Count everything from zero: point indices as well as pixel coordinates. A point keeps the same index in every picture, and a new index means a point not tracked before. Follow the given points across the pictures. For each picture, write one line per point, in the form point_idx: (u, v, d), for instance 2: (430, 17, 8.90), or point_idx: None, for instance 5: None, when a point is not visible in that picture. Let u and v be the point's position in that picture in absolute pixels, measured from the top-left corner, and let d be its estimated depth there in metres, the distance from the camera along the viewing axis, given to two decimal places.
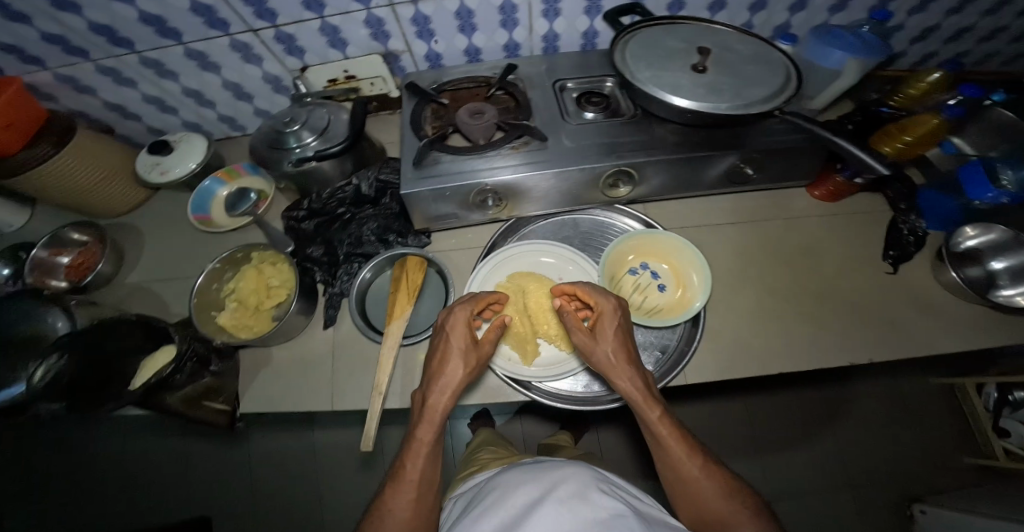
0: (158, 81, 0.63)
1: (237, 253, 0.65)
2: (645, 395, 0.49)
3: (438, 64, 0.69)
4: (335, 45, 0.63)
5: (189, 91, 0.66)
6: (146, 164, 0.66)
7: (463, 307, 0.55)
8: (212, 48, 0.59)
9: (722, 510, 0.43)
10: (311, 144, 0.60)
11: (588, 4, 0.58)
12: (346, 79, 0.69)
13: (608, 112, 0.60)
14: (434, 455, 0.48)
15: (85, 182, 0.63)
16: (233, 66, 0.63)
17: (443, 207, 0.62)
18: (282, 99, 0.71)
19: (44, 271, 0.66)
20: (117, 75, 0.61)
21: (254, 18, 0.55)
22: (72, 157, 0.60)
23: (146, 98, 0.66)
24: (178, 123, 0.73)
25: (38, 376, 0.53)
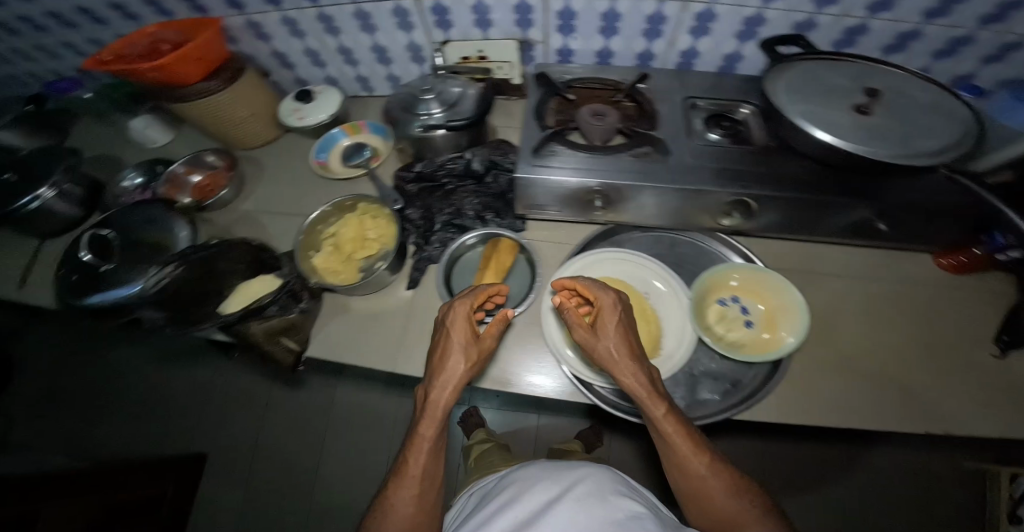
0: (322, 35, 0.70)
1: (347, 200, 0.69)
2: (650, 391, 0.46)
3: (565, 60, 0.71)
4: (480, 25, 0.67)
5: (342, 47, 0.72)
6: (287, 108, 0.74)
7: (463, 302, 0.51)
8: (379, 10, 0.64)
9: (729, 510, 0.44)
10: (436, 115, 0.64)
11: (744, 28, 0.58)
12: (477, 59, 0.72)
13: (735, 139, 0.58)
14: (436, 453, 0.49)
15: (236, 119, 0.71)
16: (388, 29, 0.69)
17: (549, 200, 0.62)
18: (415, 69, 0.77)
19: (176, 184, 0.73)
20: (294, 26, 0.67)
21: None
22: (231, 94, 0.67)
23: (306, 50, 0.73)
24: (321, 77, 0.79)
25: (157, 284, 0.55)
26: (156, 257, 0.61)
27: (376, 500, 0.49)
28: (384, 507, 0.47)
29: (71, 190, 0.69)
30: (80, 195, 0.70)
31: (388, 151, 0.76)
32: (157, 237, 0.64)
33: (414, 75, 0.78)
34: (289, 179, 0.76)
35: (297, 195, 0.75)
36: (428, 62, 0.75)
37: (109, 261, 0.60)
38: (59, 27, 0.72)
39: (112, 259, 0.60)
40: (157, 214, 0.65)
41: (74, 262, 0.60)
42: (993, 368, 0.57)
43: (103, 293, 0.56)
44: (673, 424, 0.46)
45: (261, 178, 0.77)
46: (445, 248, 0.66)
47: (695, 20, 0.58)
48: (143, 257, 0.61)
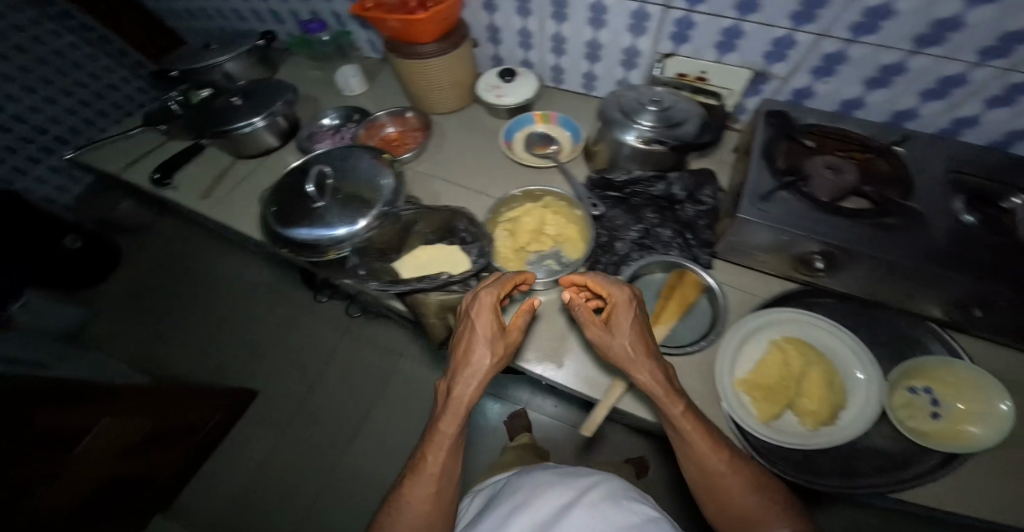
0: (546, 20, 0.70)
1: (538, 191, 0.69)
2: (667, 389, 0.48)
3: (798, 101, 0.66)
4: (719, 48, 0.63)
5: (556, 34, 0.72)
6: (488, 84, 0.77)
7: (490, 293, 0.54)
8: (619, 8, 0.63)
9: (749, 507, 0.45)
10: (647, 128, 0.61)
11: None
12: (695, 79, 0.68)
13: (998, 228, 0.51)
14: (456, 442, 0.51)
15: (436, 83, 0.79)
16: (615, 29, 0.66)
17: (757, 244, 0.58)
18: (619, 73, 0.74)
19: (371, 130, 0.84)
20: (524, 2, 0.69)
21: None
22: (447, 62, 0.75)
23: (521, 31, 0.74)
24: (519, 59, 0.80)
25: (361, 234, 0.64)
26: (369, 204, 0.66)
27: (396, 492, 0.51)
28: (402, 495, 0.50)
29: (276, 122, 0.86)
30: (282, 128, 0.89)
31: (577, 148, 0.74)
32: (366, 186, 0.68)
33: (614, 79, 0.75)
34: (465, 156, 0.80)
35: (470, 170, 0.78)
36: (640, 70, 0.72)
37: (331, 197, 0.67)
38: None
39: (336, 194, 0.67)
40: (372, 163, 0.71)
41: (287, 187, 0.71)
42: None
43: (319, 226, 0.64)
44: (689, 424, 0.47)
45: (438, 146, 0.82)
46: (628, 267, 0.62)
47: (1005, 90, 0.52)
48: (359, 200, 0.67)
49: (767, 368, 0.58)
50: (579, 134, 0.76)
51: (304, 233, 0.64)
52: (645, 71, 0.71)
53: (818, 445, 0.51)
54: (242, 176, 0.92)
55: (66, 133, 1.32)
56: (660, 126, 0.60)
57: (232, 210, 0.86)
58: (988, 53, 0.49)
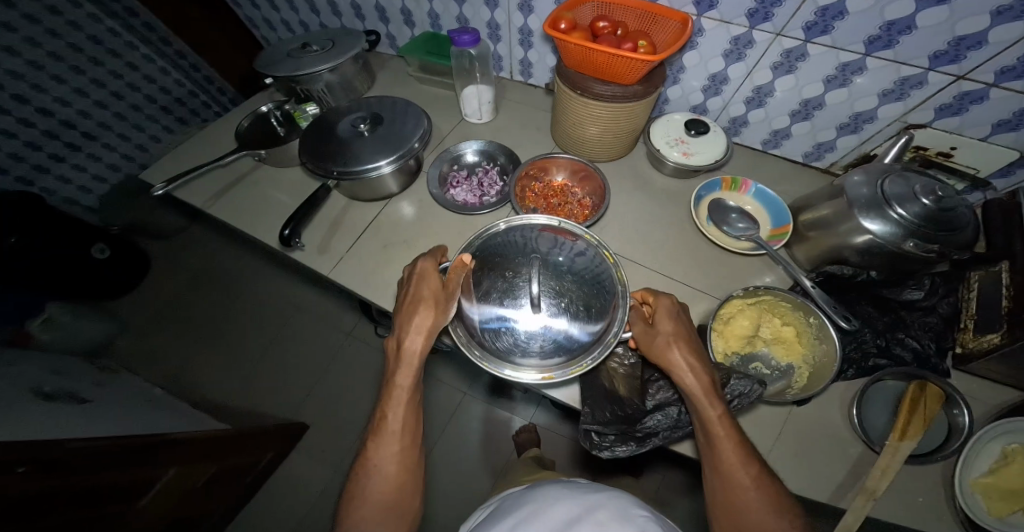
0: (764, 68, 0.68)
1: (759, 291, 0.65)
2: (704, 390, 0.52)
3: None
4: (997, 127, 0.58)
5: (764, 86, 0.70)
6: (669, 138, 0.76)
7: (429, 256, 0.63)
8: (882, 69, 0.60)
9: (767, 521, 0.46)
10: (896, 216, 0.54)
11: None
12: (937, 153, 0.65)
13: None
14: (412, 387, 0.59)
15: (616, 130, 0.76)
16: (862, 91, 0.63)
17: (1019, 370, 0.54)
18: (826, 135, 0.72)
19: (528, 175, 0.82)
20: (741, 47, 0.66)
21: (989, 70, 0.54)
22: (624, 110, 0.71)
23: (717, 76, 0.73)
24: (698, 104, 0.80)
25: (547, 346, 0.56)
26: (598, 315, 0.57)
27: (366, 452, 0.56)
28: (371, 458, 0.56)
29: (405, 164, 0.84)
30: (409, 171, 0.87)
31: (779, 231, 0.72)
32: (579, 287, 0.58)
33: (816, 140, 0.74)
34: (638, 219, 0.79)
35: (651, 238, 0.77)
36: (859, 136, 0.69)
37: (555, 301, 0.58)
38: None
39: (559, 298, 0.58)
40: (588, 254, 0.60)
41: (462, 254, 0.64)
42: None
43: (541, 339, 0.56)
44: (722, 428, 0.50)
45: (603, 206, 0.78)
46: (867, 377, 0.61)
47: None
48: (588, 307, 0.58)
49: (1008, 474, 0.51)
50: (773, 207, 0.74)
51: (481, 322, 0.58)
52: (866, 137, 0.69)
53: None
54: (362, 223, 0.88)
55: (93, 128, 1.29)
56: (932, 224, 0.52)
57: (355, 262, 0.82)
58: None
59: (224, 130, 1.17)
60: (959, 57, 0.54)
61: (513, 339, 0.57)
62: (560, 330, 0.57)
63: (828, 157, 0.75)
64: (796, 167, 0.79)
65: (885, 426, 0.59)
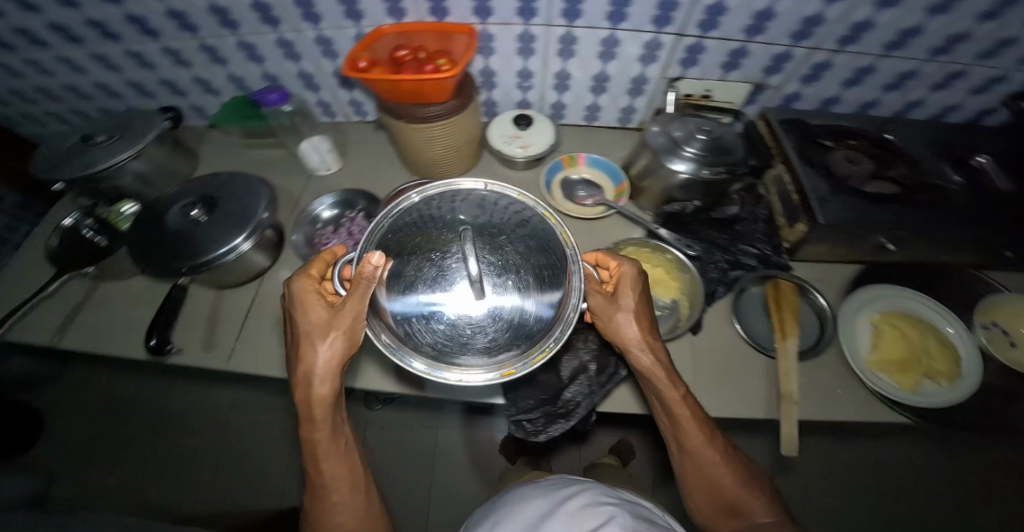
0: (553, 57, 0.73)
1: (619, 247, 0.73)
2: (672, 378, 0.52)
3: (788, 104, 0.74)
4: (726, 66, 0.69)
5: (561, 71, 0.76)
6: (505, 135, 0.79)
7: (306, 282, 0.51)
8: (630, 39, 0.67)
9: (735, 490, 0.52)
10: (689, 154, 0.63)
11: (982, 86, 0.65)
12: (700, 97, 0.76)
13: (977, 182, 0.64)
14: (335, 434, 0.52)
15: (454, 144, 0.76)
16: (625, 59, 0.71)
17: (827, 243, 0.66)
18: (624, 100, 0.80)
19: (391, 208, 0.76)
20: (529, 42, 0.70)
21: (694, 25, 0.63)
22: (451, 124, 0.71)
23: (522, 71, 0.77)
24: (518, 99, 0.84)
25: (495, 331, 0.44)
26: (554, 286, 0.44)
27: (313, 513, 0.53)
28: (322, 518, 0.53)
29: (264, 236, 0.76)
30: (271, 241, 0.79)
31: (622, 189, 0.78)
32: (524, 250, 0.47)
33: (619, 106, 0.82)
34: None
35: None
36: (645, 95, 0.78)
37: (498, 277, 0.46)
38: (277, 58, 0.74)
39: (502, 272, 0.46)
40: (526, 214, 0.48)
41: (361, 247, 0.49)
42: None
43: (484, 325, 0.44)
44: (687, 407, 0.53)
45: None
46: (736, 291, 0.69)
47: (945, 78, 0.64)
48: (540, 277, 0.46)
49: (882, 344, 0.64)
50: (610, 168, 0.80)
51: (405, 314, 0.43)
52: (651, 95, 0.78)
53: (965, 398, 0.58)
54: (244, 307, 0.80)
55: None
56: (712, 153, 0.63)
57: (242, 350, 0.75)
58: (937, 50, 0.60)
59: (34, 256, 0.97)
60: (670, 19, 0.62)
61: (445, 335, 0.43)
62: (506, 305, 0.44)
63: (635, 117, 0.84)
64: (618, 131, 0.88)
65: (766, 329, 0.68)
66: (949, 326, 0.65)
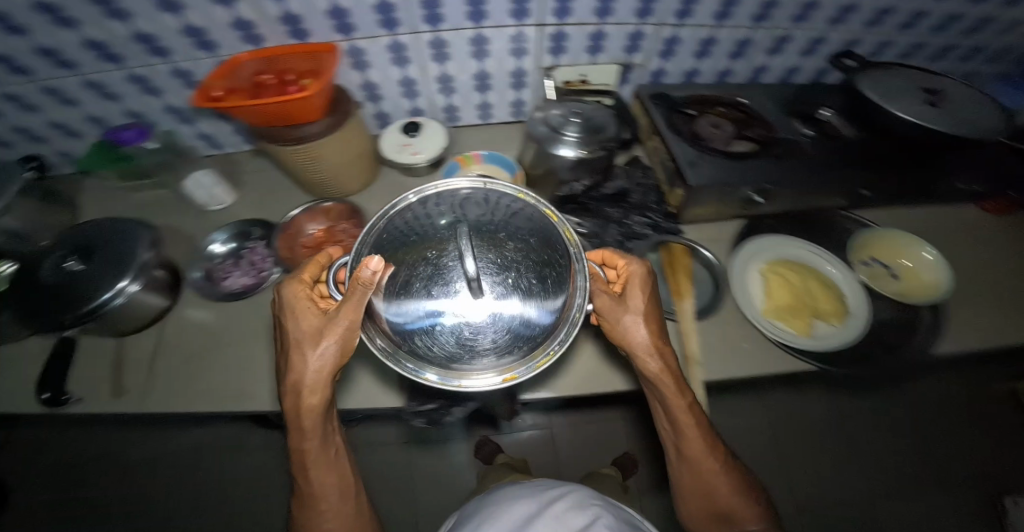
0: (427, 63, 0.71)
1: None
2: (677, 389, 0.51)
3: (656, 80, 0.80)
4: (591, 50, 0.74)
5: (442, 75, 0.74)
6: (396, 143, 0.75)
7: (300, 286, 0.49)
8: (497, 35, 0.69)
9: (729, 501, 0.52)
10: (571, 138, 0.67)
11: (810, 47, 0.72)
12: (578, 83, 0.79)
13: (825, 133, 0.70)
14: (327, 442, 0.50)
15: (344, 160, 0.71)
16: (499, 56, 0.72)
17: (709, 203, 0.70)
18: (510, 95, 0.82)
19: (290, 242, 0.72)
20: (400, 52, 0.68)
21: (550, 14, 0.66)
22: (334, 142, 0.65)
23: (402, 80, 0.74)
24: (407, 108, 0.80)
25: (494, 335, 0.41)
26: (555, 291, 0.42)
27: (301, 522, 0.51)
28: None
29: (155, 277, 0.69)
30: (164, 281, 0.72)
31: (518, 179, 0.78)
32: (526, 245, 0.45)
33: (507, 102, 0.84)
34: None
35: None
36: (528, 87, 0.80)
37: (498, 277, 0.44)
38: (137, 94, 0.69)
39: (503, 271, 0.44)
40: (527, 211, 0.46)
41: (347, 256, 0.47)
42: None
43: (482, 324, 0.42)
44: (692, 416, 0.52)
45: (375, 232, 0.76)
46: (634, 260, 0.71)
47: (775, 41, 0.71)
48: (542, 277, 0.43)
49: (775, 293, 0.67)
50: (506, 161, 0.79)
51: (404, 324, 0.41)
52: (533, 88, 0.81)
53: (855, 337, 0.62)
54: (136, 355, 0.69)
55: None
56: (587, 133, 0.67)
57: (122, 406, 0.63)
58: (760, 17, 0.67)
59: None
60: (525, 12, 0.65)
61: (443, 343, 0.41)
62: (508, 304, 0.42)
63: (525, 110, 0.87)
64: (513, 126, 0.90)
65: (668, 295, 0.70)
66: (831, 266, 0.69)
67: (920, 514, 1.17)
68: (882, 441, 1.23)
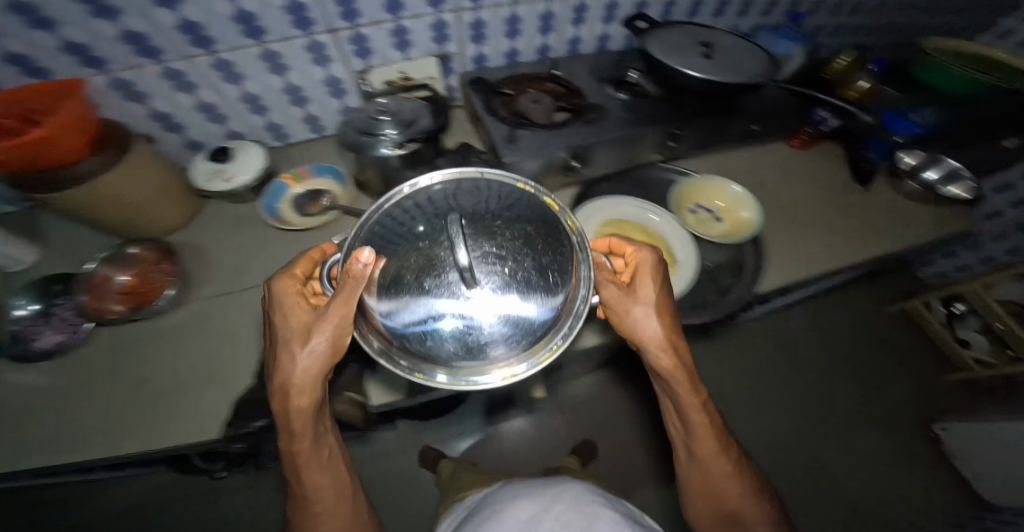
0: (219, 86, 0.64)
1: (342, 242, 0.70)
2: (693, 396, 0.48)
3: (480, 66, 0.81)
4: (400, 47, 0.71)
5: (247, 95, 0.67)
6: (205, 171, 0.64)
7: (285, 284, 0.44)
8: (287, 48, 0.62)
9: (739, 504, 0.50)
10: (393, 135, 0.64)
11: (606, 14, 0.78)
12: (401, 81, 0.76)
13: (637, 94, 0.74)
14: (319, 443, 0.46)
15: (136, 199, 0.60)
16: (300, 68, 0.66)
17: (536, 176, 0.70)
18: (333, 103, 0.75)
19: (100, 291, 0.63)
20: (179, 79, 0.60)
21: (337, 19, 0.62)
22: (114, 181, 0.55)
23: (199, 106, 0.65)
24: (220, 134, 0.72)
25: (492, 336, 0.34)
26: (557, 288, 0.36)
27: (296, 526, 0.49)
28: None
29: None
30: None
31: (351, 187, 0.75)
32: (527, 227, 0.37)
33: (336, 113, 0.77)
34: (238, 252, 0.71)
35: (264, 260, 0.70)
36: (350, 96, 0.75)
37: (500, 267, 0.34)
38: None
39: (505, 260, 0.35)
40: (526, 199, 0.39)
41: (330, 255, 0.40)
42: (862, 199, 0.74)
43: (487, 323, 0.33)
44: (704, 416, 0.50)
45: (202, 262, 0.69)
46: None
47: (575, 11, 0.76)
48: (543, 267, 0.36)
49: None
50: (340, 172, 0.76)
51: (399, 329, 0.34)
52: (357, 95, 0.75)
53: (682, 284, 0.62)
54: None
55: None
56: (401, 128, 0.64)
57: None
58: None
59: None
60: (306, 21, 0.60)
61: (446, 349, 0.34)
62: (513, 294, 0.34)
63: None
64: None
65: None
66: (655, 214, 0.69)
67: (866, 452, 1.18)
68: (812, 382, 1.25)
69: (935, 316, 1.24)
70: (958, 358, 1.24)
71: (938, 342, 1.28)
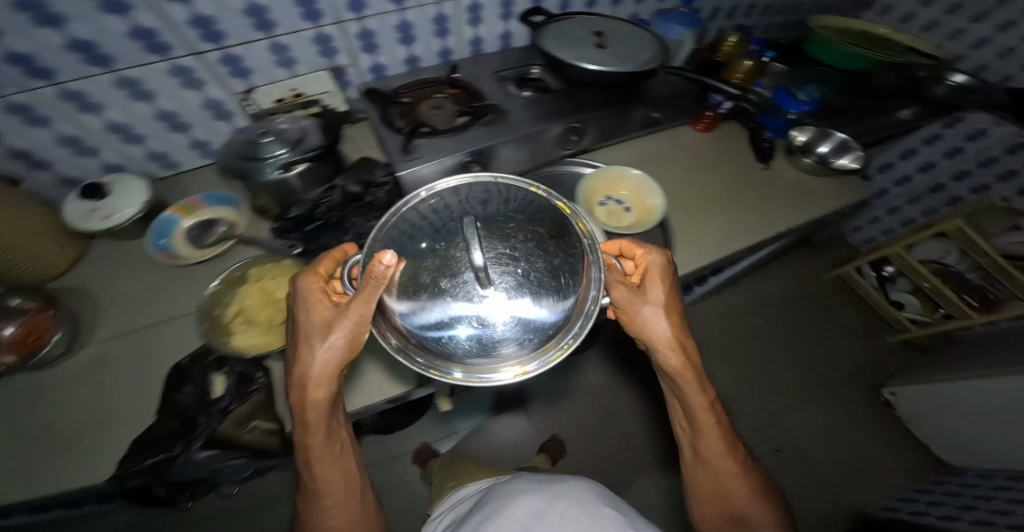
0: (76, 116, 0.60)
1: (237, 271, 0.66)
2: (705, 400, 0.47)
3: (379, 76, 0.78)
4: (283, 64, 0.68)
5: (115, 121, 0.63)
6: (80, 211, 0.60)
7: (314, 280, 0.44)
8: (149, 74, 0.59)
9: (749, 506, 0.48)
10: (283, 155, 0.61)
11: (503, 11, 0.77)
12: (293, 98, 0.73)
13: (541, 89, 0.73)
14: (332, 437, 0.46)
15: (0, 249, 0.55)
16: (171, 93, 0.63)
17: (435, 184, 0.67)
18: (223, 127, 0.72)
19: None
20: (28, 112, 0.56)
21: (200, 40, 0.59)
22: None
23: (59, 139, 0.61)
24: (96, 167, 0.68)
25: (506, 333, 0.36)
26: (564, 292, 0.37)
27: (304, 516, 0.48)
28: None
29: None
30: None
31: (247, 214, 0.73)
32: (539, 230, 0.40)
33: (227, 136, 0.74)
34: (131, 293, 0.67)
35: (157, 299, 0.66)
36: (238, 117, 0.72)
37: (513, 268, 0.37)
38: None
39: (518, 261, 0.38)
40: (541, 204, 0.41)
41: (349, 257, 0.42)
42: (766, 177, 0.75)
43: (501, 324, 0.36)
44: (714, 417, 0.48)
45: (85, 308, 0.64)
46: None
47: (468, 11, 0.74)
48: (554, 268, 0.38)
49: None
50: (234, 199, 0.74)
51: (416, 327, 0.36)
52: (246, 116, 0.72)
53: None
54: None
55: None
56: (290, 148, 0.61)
57: None
58: None
59: None
60: (165, 45, 0.57)
61: (464, 345, 0.36)
62: (520, 290, 0.37)
63: None
64: None
65: None
66: None
67: (822, 421, 1.19)
68: (763, 359, 1.26)
69: (869, 281, 1.28)
70: (896, 321, 1.27)
71: (875, 306, 1.31)
